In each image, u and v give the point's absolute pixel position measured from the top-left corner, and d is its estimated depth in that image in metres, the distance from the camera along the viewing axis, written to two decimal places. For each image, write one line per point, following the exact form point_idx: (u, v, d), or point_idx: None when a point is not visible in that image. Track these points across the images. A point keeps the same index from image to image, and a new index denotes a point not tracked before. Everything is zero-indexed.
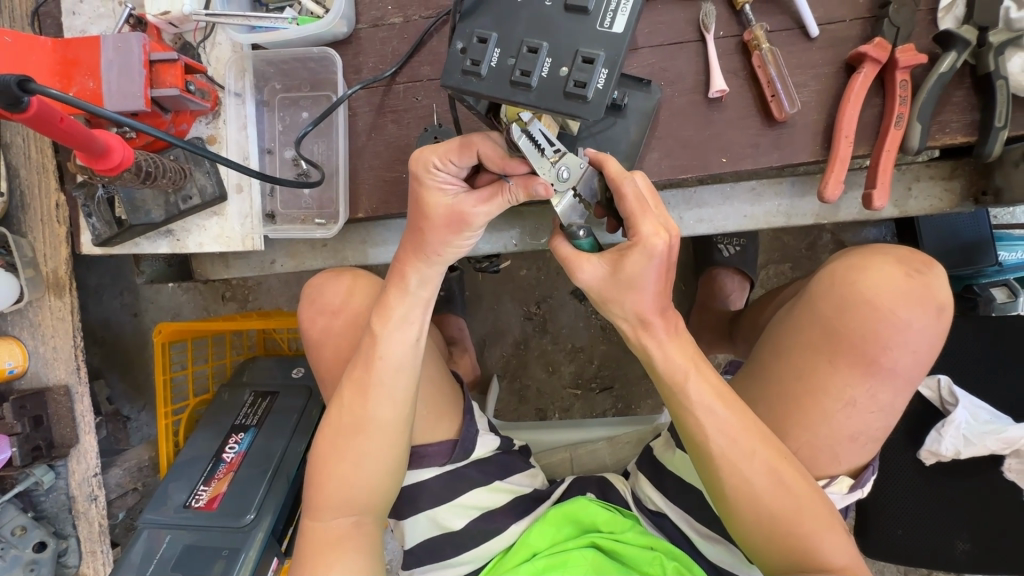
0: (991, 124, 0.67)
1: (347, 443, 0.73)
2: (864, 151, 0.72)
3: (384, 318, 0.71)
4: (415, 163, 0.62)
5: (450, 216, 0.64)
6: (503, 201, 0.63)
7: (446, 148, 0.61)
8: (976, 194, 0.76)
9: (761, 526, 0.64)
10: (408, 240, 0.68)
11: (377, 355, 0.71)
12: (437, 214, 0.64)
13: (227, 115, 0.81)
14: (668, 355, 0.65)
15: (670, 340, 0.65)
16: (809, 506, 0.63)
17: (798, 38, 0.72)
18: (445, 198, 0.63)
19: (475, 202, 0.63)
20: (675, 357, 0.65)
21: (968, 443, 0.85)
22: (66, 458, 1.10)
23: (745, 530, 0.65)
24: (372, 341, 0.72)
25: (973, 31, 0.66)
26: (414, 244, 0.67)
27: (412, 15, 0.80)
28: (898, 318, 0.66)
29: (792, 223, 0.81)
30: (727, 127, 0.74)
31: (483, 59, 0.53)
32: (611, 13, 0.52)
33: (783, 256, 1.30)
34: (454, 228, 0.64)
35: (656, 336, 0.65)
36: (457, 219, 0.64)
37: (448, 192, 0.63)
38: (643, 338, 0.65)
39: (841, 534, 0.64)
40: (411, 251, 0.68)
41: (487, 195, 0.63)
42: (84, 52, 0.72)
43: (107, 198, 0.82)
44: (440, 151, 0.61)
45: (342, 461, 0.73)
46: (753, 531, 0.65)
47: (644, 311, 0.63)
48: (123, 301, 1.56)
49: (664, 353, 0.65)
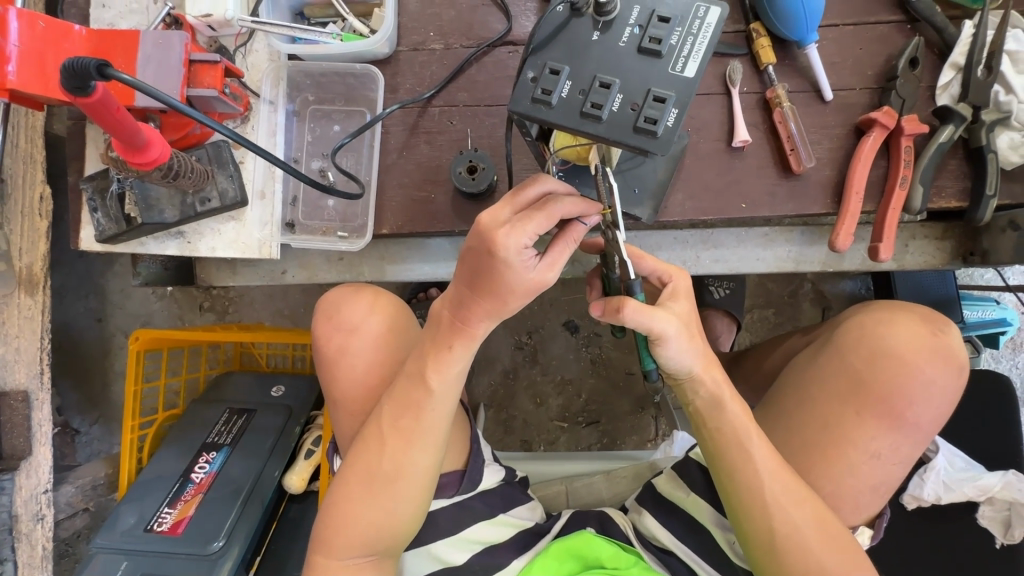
0: (983, 192, 0.74)
1: (381, 490, 0.69)
2: (870, 207, 0.77)
3: (442, 371, 0.67)
4: (505, 249, 0.55)
5: (533, 287, 0.59)
6: (570, 248, 0.62)
7: (532, 222, 0.56)
8: (964, 254, 0.81)
9: None
10: (481, 302, 0.61)
11: (427, 406, 0.68)
12: (522, 288, 0.59)
13: (257, 120, 0.81)
14: (725, 409, 0.69)
15: (722, 394, 0.69)
16: (852, 554, 0.66)
17: (814, 100, 0.78)
18: (528, 270, 0.57)
19: (556, 268, 0.60)
20: (731, 412, 0.69)
21: (948, 489, 0.92)
22: (15, 471, 1.01)
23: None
24: (425, 392, 0.67)
25: (967, 108, 0.74)
26: (491, 307, 0.61)
27: (453, 43, 0.82)
28: (925, 374, 0.70)
29: (800, 270, 0.85)
30: (747, 174, 0.78)
31: (555, 89, 0.51)
32: (682, 58, 0.51)
33: (768, 302, 1.38)
34: (532, 293, 0.61)
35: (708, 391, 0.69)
36: (538, 287, 0.60)
37: (532, 268, 0.59)
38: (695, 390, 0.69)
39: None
40: (483, 311, 0.61)
41: (559, 253, 0.60)
42: (120, 44, 0.71)
43: (119, 194, 0.78)
44: (529, 227, 0.56)
45: (372, 507, 0.69)
46: None
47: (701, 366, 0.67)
48: (89, 305, 1.47)
49: (721, 407, 0.69)
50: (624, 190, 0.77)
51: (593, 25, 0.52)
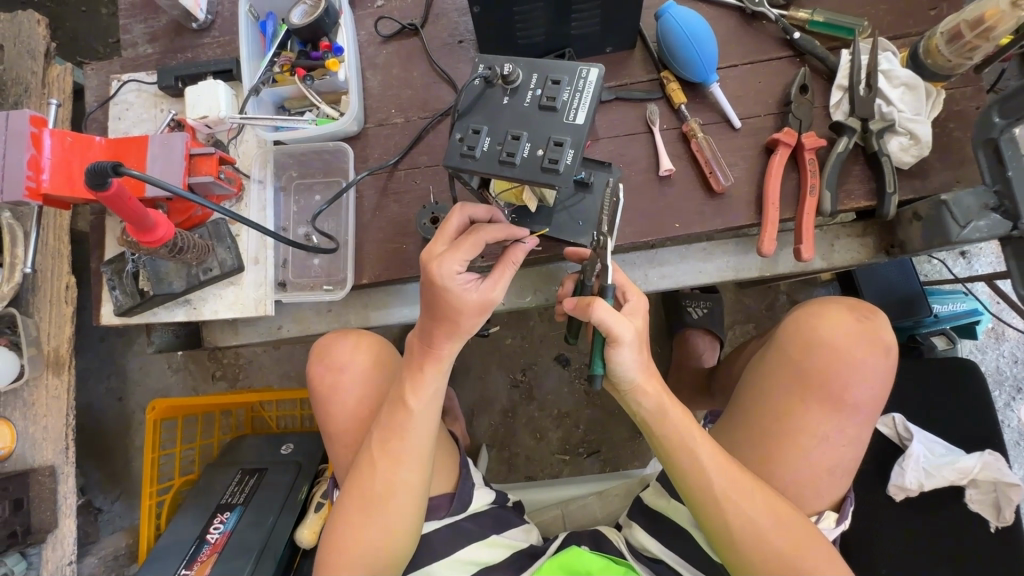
0: (885, 191, 0.83)
1: (375, 509, 0.75)
2: (790, 215, 0.87)
3: (420, 391, 0.75)
4: (438, 277, 0.66)
5: (479, 306, 0.68)
6: (511, 272, 0.70)
7: (459, 251, 0.66)
8: (887, 247, 0.90)
9: (772, 561, 0.71)
10: (441, 327, 0.70)
11: (410, 425, 0.75)
12: (468, 309, 0.68)
13: (250, 198, 0.94)
14: (665, 408, 0.76)
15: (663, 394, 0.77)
16: (807, 534, 0.71)
17: (725, 128, 0.89)
18: (469, 292, 0.67)
19: (497, 287, 0.69)
20: (672, 412, 0.76)
21: (929, 475, 0.92)
22: (42, 544, 1.09)
23: (752, 563, 0.72)
24: (405, 414, 0.75)
25: (857, 121, 0.84)
26: (447, 330, 0.70)
27: (412, 116, 0.95)
28: (855, 357, 0.77)
29: (742, 277, 0.94)
30: (677, 198, 0.89)
31: (477, 145, 0.63)
32: (574, 109, 0.63)
33: (746, 317, 1.44)
34: (482, 311, 0.69)
35: (648, 394, 0.76)
36: (485, 305, 0.69)
37: (472, 289, 0.68)
38: (638, 394, 0.77)
39: (840, 563, 0.71)
40: (444, 334, 0.71)
41: (499, 276, 0.69)
42: (132, 149, 0.85)
43: (134, 272, 0.90)
44: (456, 256, 0.66)
45: (368, 527, 0.75)
46: (759, 564, 0.71)
47: (639, 374, 0.75)
48: (110, 385, 1.57)
49: (663, 406, 0.77)
50: (569, 222, 0.86)
51: (503, 91, 0.65)
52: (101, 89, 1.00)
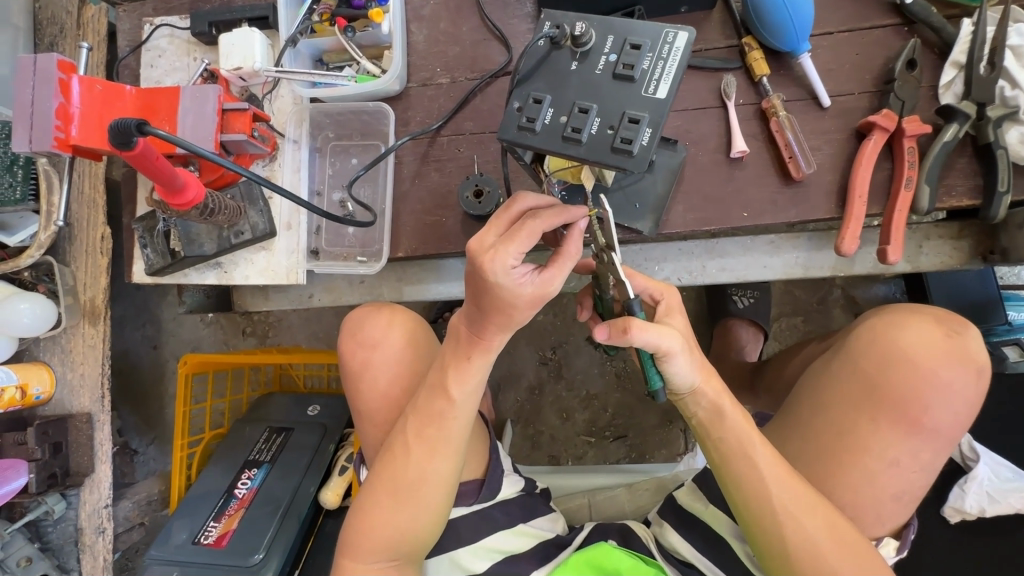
0: (995, 189, 0.72)
1: (406, 496, 0.73)
2: (876, 210, 0.77)
3: (463, 379, 0.71)
4: (490, 268, 0.59)
5: (534, 300, 0.62)
6: (570, 265, 0.63)
7: (516, 244, 0.59)
8: (984, 253, 0.80)
9: None
10: (491, 320, 0.65)
11: (449, 414, 0.72)
12: (521, 303, 0.61)
13: (283, 159, 0.89)
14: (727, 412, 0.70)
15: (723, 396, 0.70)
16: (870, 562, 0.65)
17: (811, 106, 0.79)
18: (523, 285, 0.61)
19: (555, 280, 0.62)
20: (734, 418, 0.70)
21: (992, 500, 0.83)
22: (80, 487, 1.11)
23: None
24: (446, 401, 0.71)
25: (972, 105, 0.72)
26: (497, 322, 0.65)
27: (459, 76, 0.87)
28: (941, 377, 0.69)
29: (810, 274, 0.85)
30: (748, 183, 0.79)
31: (538, 116, 0.55)
32: (654, 81, 0.54)
33: (795, 310, 1.35)
34: (536, 305, 0.63)
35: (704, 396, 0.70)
36: (539, 299, 0.62)
37: (527, 282, 0.61)
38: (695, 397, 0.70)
39: None
40: (495, 325, 0.65)
41: (557, 269, 0.62)
42: (163, 101, 0.81)
43: (165, 231, 0.87)
44: (513, 248, 0.59)
45: (397, 512, 0.72)
46: None
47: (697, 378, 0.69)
48: (145, 333, 1.59)
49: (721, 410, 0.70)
50: (624, 205, 0.80)
51: (571, 55, 0.56)
52: (133, 33, 0.95)
